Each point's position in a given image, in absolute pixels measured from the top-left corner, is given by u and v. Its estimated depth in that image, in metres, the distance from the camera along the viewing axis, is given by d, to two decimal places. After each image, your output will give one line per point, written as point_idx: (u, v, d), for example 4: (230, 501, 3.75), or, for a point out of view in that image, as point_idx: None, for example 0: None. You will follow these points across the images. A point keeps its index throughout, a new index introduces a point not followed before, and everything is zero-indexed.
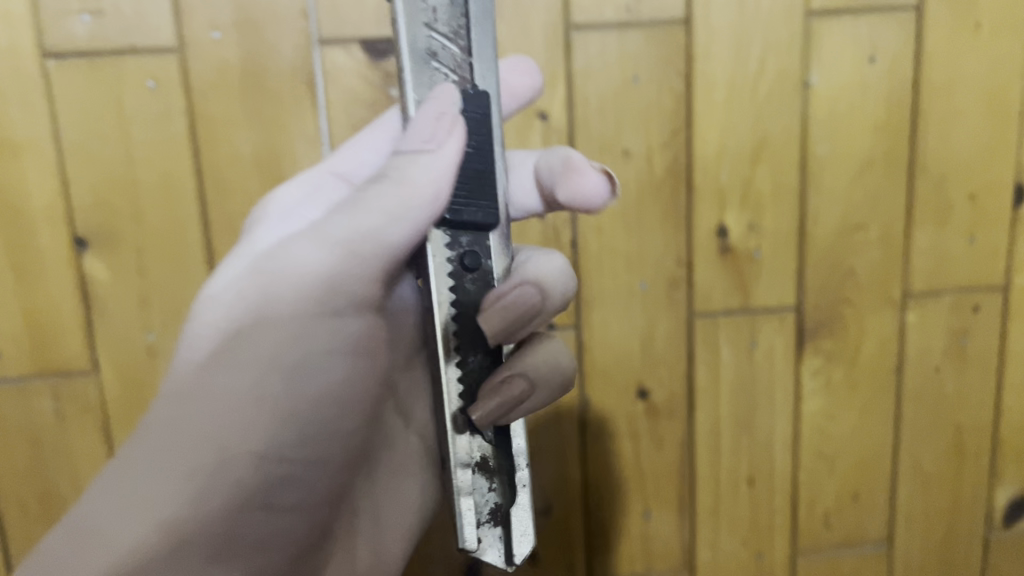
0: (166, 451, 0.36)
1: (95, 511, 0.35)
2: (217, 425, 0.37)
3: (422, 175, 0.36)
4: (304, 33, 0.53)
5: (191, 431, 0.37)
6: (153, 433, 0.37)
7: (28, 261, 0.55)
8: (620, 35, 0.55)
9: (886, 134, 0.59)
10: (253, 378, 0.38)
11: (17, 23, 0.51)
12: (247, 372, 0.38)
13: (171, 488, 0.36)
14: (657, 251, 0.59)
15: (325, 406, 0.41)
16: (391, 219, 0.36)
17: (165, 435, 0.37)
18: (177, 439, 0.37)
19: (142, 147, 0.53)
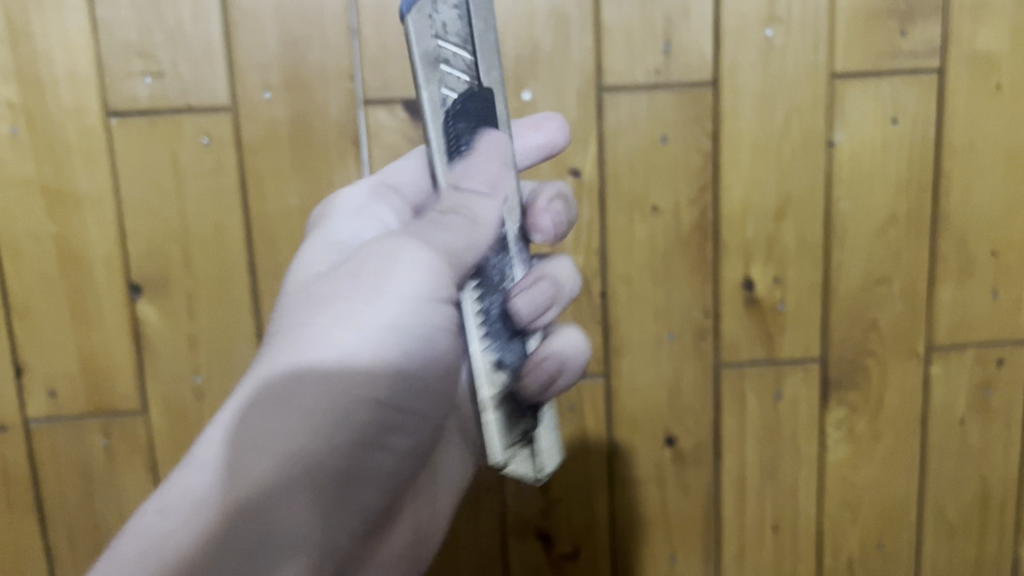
0: (275, 411, 0.35)
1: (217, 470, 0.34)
2: (325, 384, 0.36)
3: (481, 211, 0.40)
4: (350, 93, 0.56)
5: (322, 381, 0.36)
6: (277, 393, 0.36)
7: (85, 305, 0.58)
8: (650, 96, 0.58)
9: (909, 191, 0.61)
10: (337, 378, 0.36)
11: (84, 83, 0.55)
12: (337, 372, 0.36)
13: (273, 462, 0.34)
14: (685, 302, 0.61)
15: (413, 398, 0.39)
16: (466, 245, 0.39)
17: (267, 401, 0.36)
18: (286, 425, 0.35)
19: (195, 200, 0.57)
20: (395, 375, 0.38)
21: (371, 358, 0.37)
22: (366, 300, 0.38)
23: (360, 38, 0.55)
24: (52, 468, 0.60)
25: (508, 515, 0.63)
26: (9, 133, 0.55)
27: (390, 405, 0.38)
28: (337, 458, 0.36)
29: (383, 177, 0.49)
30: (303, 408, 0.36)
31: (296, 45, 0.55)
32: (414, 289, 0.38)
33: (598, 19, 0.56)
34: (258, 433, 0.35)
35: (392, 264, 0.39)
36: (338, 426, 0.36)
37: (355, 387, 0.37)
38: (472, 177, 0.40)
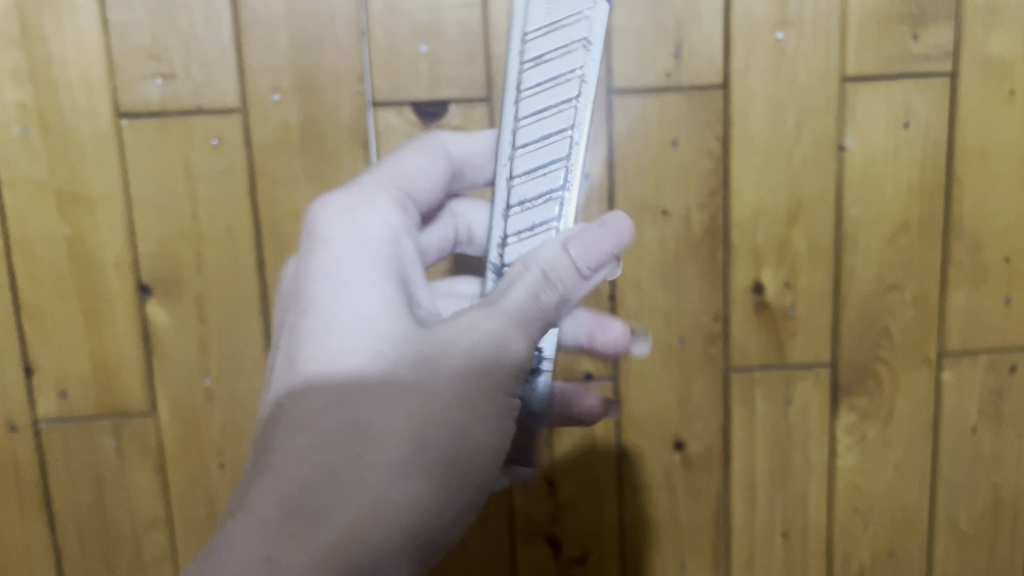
0: (393, 479, 0.33)
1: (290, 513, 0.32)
2: (442, 459, 0.34)
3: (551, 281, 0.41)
4: (360, 96, 0.56)
5: (439, 453, 0.34)
6: (393, 458, 0.34)
7: (96, 306, 0.58)
8: (660, 99, 0.57)
9: (920, 196, 0.60)
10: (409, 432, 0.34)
11: (96, 85, 0.55)
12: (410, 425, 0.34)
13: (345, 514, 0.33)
14: (695, 307, 0.61)
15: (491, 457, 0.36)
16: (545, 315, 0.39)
17: (387, 463, 0.33)
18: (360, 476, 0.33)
19: (205, 201, 0.57)
20: (498, 453, 0.37)
21: (482, 435, 0.36)
22: (479, 377, 0.36)
23: (370, 41, 0.55)
24: (62, 469, 0.60)
25: (516, 517, 0.63)
26: (21, 134, 0.55)
27: (489, 480, 0.36)
28: (442, 532, 0.35)
29: (400, 183, 0.45)
30: (422, 481, 0.34)
31: (306, 47, 0.55)
32: (525, 372, 0.37)
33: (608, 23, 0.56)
34: (374, 499, 0.33)
35: (504, 348, 0.36)
36: (450, 502, 0.35)
37: (467, 468, 0.35)
38: (583, 253, 0.41)
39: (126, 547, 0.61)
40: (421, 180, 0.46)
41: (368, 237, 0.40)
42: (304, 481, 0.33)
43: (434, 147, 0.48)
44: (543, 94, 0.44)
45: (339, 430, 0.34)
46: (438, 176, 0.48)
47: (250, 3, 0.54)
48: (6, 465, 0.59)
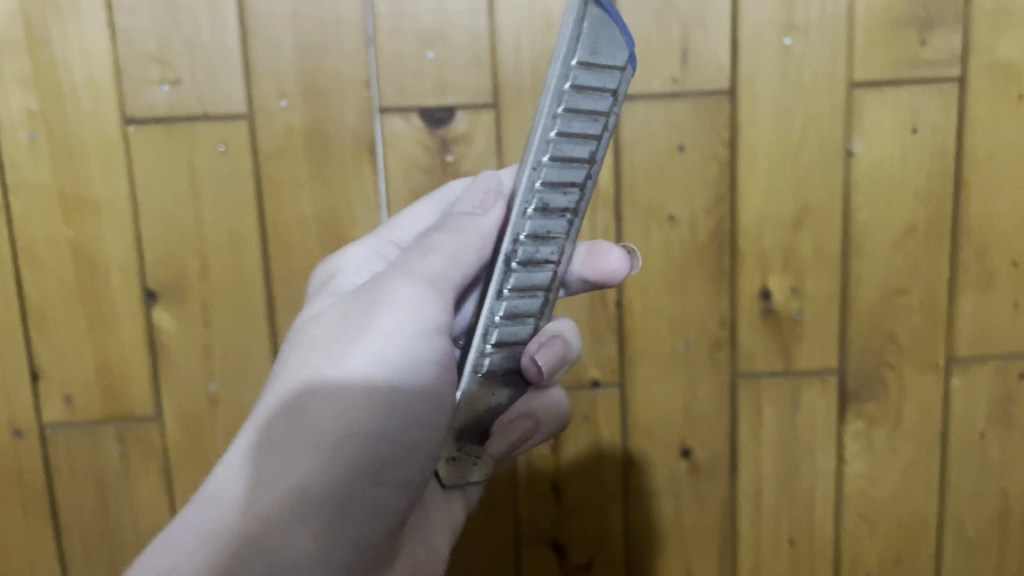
0: (276, 445, 0.35)
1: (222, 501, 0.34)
2: (322, 419, 0.35)
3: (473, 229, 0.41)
4: (366, 101, 0.56)
5: (316, 411, 0.35)
6: (278, 429, 0.35)
7: (101, 312, 0.58)
8: (667, 105, 0.57)
9: (928, 202, 0.60)
10: (317, 402, 0.35)
11: (102, 91, 0.55)
12: (317, 395, 0.35)
13: (261, 489, 0.34)
14: (702, 313, 0.60)
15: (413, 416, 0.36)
16: (453, 262, 0.39)
17: (271, 433, 0.35)
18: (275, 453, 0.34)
19: (211, 207, 0.57)
20: (390, 403, 0.36)
21: (370, 386, 0.35)
22: (356, 331, 0.36)
23: (376, 47, 0.55)
24: (67, 474, 0.60)
25: (521, 522, 0.63)
26: (28, 139, 0.55)
27: (390, 431, 0.36)
28: (339, 488, 0.34)
29: (386, 234, 0.47)
30: (301, 440, 0.34)
31: (312, 53, 0.55)
32: (405, 317, 0.36)
33: None
34: (262, 468, 0.34)
35: (379, 301, 0.37)
36: (337, 455, 0.35)
37: (353, 420, 0.35)
38: (470, 203, 0.42)
39: (131, 553, 0.61)
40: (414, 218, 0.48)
41: (335, 278, 0.45)
42: (220, 473, 0.35)
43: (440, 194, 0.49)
44: (575, 143, 0.39)
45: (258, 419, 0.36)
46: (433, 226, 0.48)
47: (256, 9, 0.54)
48: (11, 470, 0.59)
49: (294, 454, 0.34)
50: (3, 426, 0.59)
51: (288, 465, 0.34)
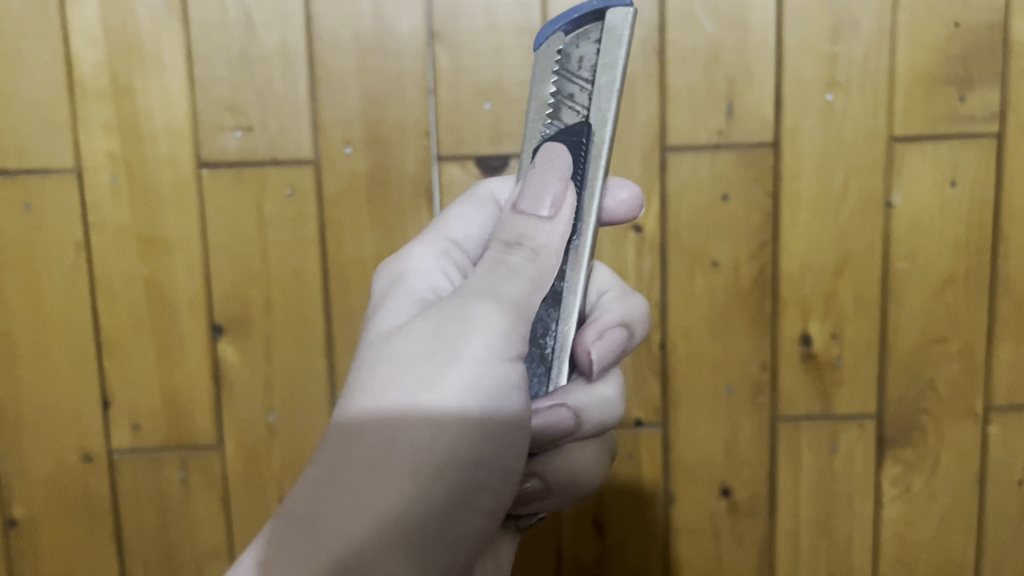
0: (365, 470, 0.32)
1: (307, 506, 0.32)
2: (419, 452, 0.32)
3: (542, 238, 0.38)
4: (425, 149, 0.59)
5: (416, 444, 0.32)
6: (369, 449, 0.32)
7: (170, 344, 0.61)
8: (712, 156, 0.60)
9: (967, 252, 0.62)
10: (413, 427, 0.32)
11: (179, 136, 0.58)
12: (412, 420, 0.32)
13: (354, 516, 0.31)
14: (743, 356, 0.62)
15: (489, 448, 0.33)
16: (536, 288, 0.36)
17: (360, 462, 0.32)
18: (372, 476, 0.32)
19: (276, 246, 0.60)
20: (484, 433, 0.33)
21: (464, 412, 0.33)
22: (448, 354, 0.33)
23: (436, 98, 0.58)
24: (132, 497, 0.63)
25: (563, 557, 0.65)
26: (109, 180, 0.59)
27: (486, 463, 0.33)
28: (432, 522, 0.32)
29: (448, 235, 0.46)
30: (396, 467, 0.32)
31: (377, 103, 0.58)
32: (496, 339, 0.34)
33: (663, 83, 0.59)
34: (359, 491, 0.31)
35: (467, 321, 0.34)
36: (434, 485, 0.32)
37: (441, 467, 0.32)
38: (536, 200, 0.38)
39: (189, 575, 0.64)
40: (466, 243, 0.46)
41: (405, 278, 0.43)
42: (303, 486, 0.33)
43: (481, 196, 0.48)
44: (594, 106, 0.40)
45: (346, 438, 0.33)
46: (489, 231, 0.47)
47: (325, 61, 0.58)
48: (79, 491, 0.62)
49: (389, 478, 0.32)
50: (73, 450, 0.62)
51: (388, 491, 0.31)
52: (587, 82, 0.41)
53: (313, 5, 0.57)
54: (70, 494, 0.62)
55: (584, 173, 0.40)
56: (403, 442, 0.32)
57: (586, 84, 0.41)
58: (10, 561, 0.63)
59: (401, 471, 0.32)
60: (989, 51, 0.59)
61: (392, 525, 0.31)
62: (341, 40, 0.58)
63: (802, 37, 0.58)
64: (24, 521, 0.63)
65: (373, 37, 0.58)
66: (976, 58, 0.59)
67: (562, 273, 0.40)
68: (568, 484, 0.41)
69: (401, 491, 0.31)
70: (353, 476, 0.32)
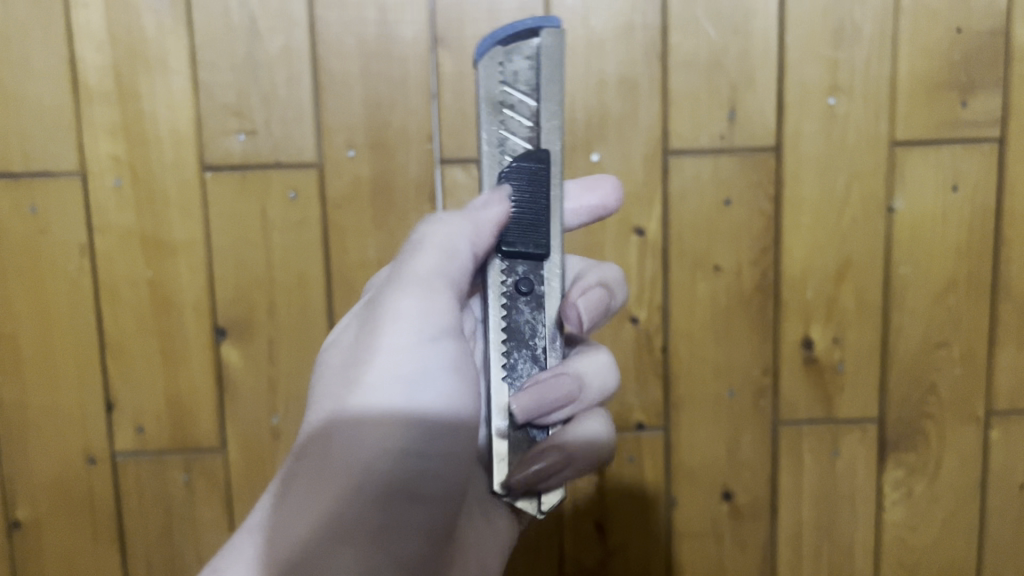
0: (306, 470, 0.36)
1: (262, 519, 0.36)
2: (348, 445, 0.36)
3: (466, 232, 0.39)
4: (428, 153, 0.59)
5: (344, 442, 0.36)
6: (308, 454, 0.36)
7: (174, 346, 0.61)
8: (714, 160, 0.60)
9: (968, 257, 0.62)
10: (342, 425, 0.36)
11: (183, 139, 0.59)
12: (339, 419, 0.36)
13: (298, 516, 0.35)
14: (745, 360, 0.62)
15: (420, 431, 0.37)
16: (447, 256, 0.39)
17: (302, 463, 0.36)
18: (311, 478, 0.35)
19: (280, 250, 0.60)
20: (410, 418, 0.36)
21: (388, 403, 0.36)
22: (365, 348, 0.37)
23: (439, 102, 0.58)
24: (135, 500, 0.63)
25: (566, 562, 0.65)
26: (114, 184, 0.59)
27: (416, 447, 0.37)
28: (371, 508, 0.35)
29: None
30: (332, 461, 0.35)
31: (380, 107, 0.59)
32: (411, 327, 0.37)
33: (665, 88, 0.59)
34: (300, 495, 0.35)
35: (382, 314, 0.37)
36: (370, 469, 0.35)
37: (371, 457, 0.36)
38: (454, 197, 0.39)
39: None
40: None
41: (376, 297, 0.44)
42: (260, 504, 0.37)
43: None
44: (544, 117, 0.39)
45: (288, 451, 0.37)
46: None
47: (329, 65, 0.58)
48: (83, 494, 0.62)
49: (323, 477, 0.35)
50: (78, 453, 0.62)
51: (326, 488, 0.35)
52: (529, 94, 0.39)
53: (317, 10, 0.57)
54: (74, 496, 0.62)
55: (548, 182, 0.40)
56: (336, 441, 0.36)
57: (528, 96, 0.39)
58: (13, 564, 0.63)
59: (333, 466, 0.35)
60: (991, 57, 0.59)
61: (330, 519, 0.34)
62: (345, 44, 0.58)
63: (804, 41, 0.58)
64: (28, 524, 0.63)
65: (377, 42, 0.58)
66: (977, 63, 0.59)
67: (541, 275, 0.40)
68: (583, 451, 0.41)
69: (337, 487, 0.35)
70: (294, 482, 0.36)
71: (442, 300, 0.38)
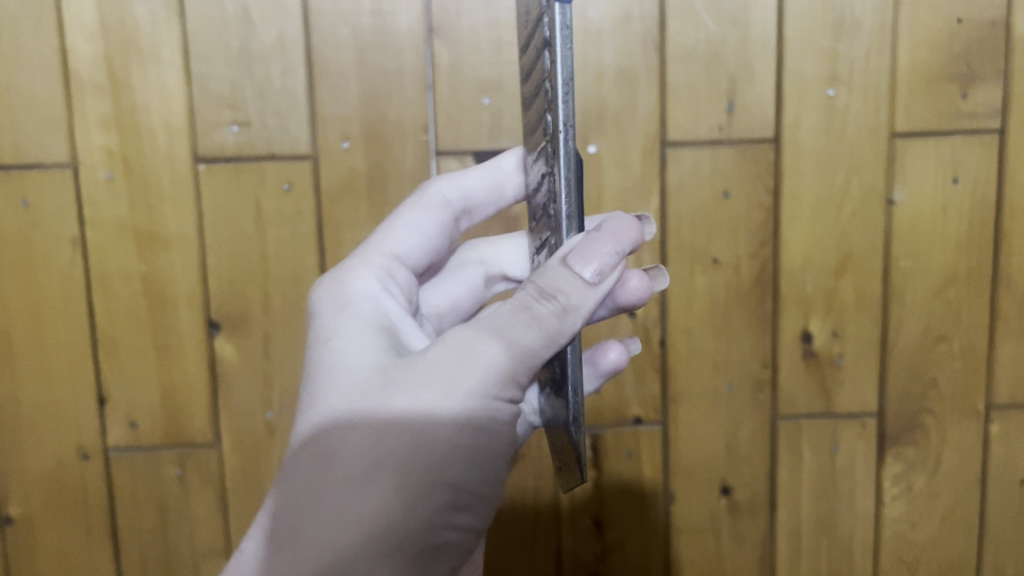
0: (351, 488, 0.33)
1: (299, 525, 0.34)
2: (404, 473, 0.34)
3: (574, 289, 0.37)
4: (424, 145, 0.58)
5: (400, 467, 0.34)
6: (355, 468, 0.34)
7: (167, 340, 0.60)
8: (713, 152, 0.59)
9: (968, 250, 0.61)
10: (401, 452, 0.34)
11: (176, 131, 0.58)
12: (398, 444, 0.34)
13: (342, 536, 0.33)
14: (744, 354, 0.62)
15: (477, 471, 0.35)
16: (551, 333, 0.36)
17: (344, 475, 0.34)
18: (359, 497, 0.33)
19: (274, 242, 0.59)
20: (471, 458, 0.35)
21: (454, 442, 0.34)
22: (445, 385, 0.35)
23: (435, 94, 0.58)
24: (129, 495, 0.62)
25: (563, 558, 0.64)
26: (106, 176, 0.58)
27: (470, 488, 0.35)
28: (417, 541, 0.33)
29: (391, 250, 0.46)
30: (383, 489, 0.33)
31: (375, 98, 0.58)
32: (493, 378, 0.35)
33: (663, 79, 0.58)
34: (345, 510, 0.33)
35: (468, 356, 0.35)
36: (416, 507, 0.33)
37: (428, 495, 0.34)
38: (584, 260, 0.37)
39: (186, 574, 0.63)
40: (406, 256, 0.47)
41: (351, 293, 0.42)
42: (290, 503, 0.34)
43: (431, 199, 0.49)
44: None
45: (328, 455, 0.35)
46: (439, 232, 0.49)
47: (323, 56, 0.57)
48: (76, 489, 0.62)
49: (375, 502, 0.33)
50: (70, 448, 0.61)
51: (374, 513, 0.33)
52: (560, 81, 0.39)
53: (311, 0, 0.57)
54: (67, 492, 0.62)
55: None
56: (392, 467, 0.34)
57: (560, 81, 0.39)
58: (6, 561, 0.63)
59: (386, 494, 0.33)
60: (992, 48, 0.59)
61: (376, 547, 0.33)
62: (340, 35, 0.57)
63: (803, 32, 0.58)
64: (20, 520, 0.62)
65: (372, 33, 0.57)
66: (978, 54, 0.59)
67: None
68: None
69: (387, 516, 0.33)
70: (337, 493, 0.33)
71: (539, 356, 0.36)
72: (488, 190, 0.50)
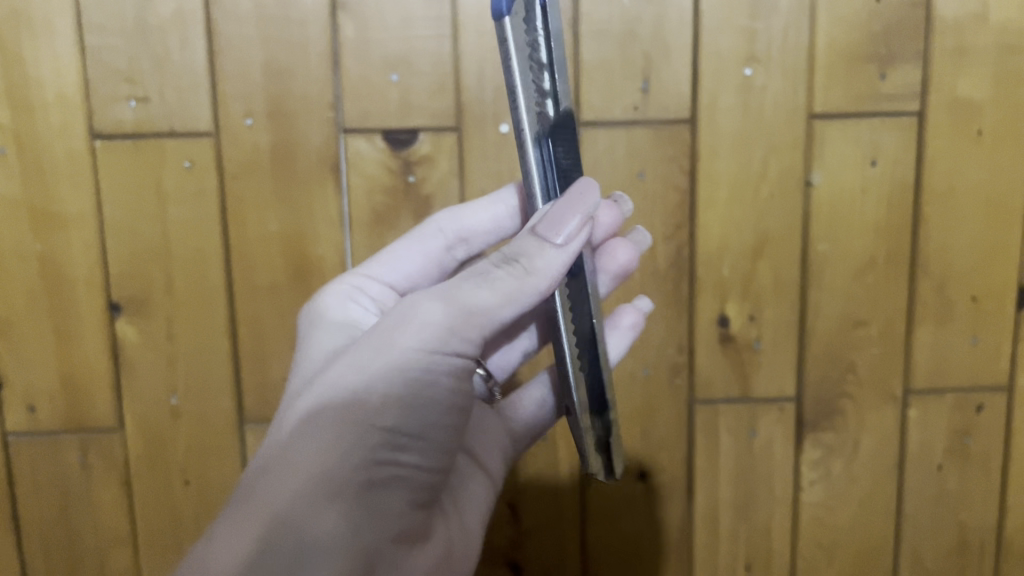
0: (292, 444, 0.37)
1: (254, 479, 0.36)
2: (340, 420, 0.37)
3: (540, 258, 0.40)
4: (331, 122, 0.57)
5: (334, 415, 0.37)
6: (296, 428, 0.37)
7: (66, 322, 0.59)
8: (628, 132, 0.58)
9: (888, 233, 0.60)
10: (338, 403, 0.37)
11: (71, 106, 0.56)
12: (335, 399, 0.37)
13: (285, 485, 0.35)
14: (660, 338, 0.61)
15: (416, 412, 0.37)
16: (506, 296, 0.39)
17: (290, 434, 0.37)
18: (299, 448, 0.36)
19: (176, 222, 0.58)
20: (408, 401, 0.37)
21: (388, 388, 0.37)
22: (385, 345, 0.38)
23: (342, 70, 0.56)
24: (29, 480, 0.60)
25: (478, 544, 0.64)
26: None
27: (409, 429, 0.37)
28: (355, 473, 0.36)
29: (365, 271, 0.52)
30: (326, 431, 0.36)
31: (279, 73, 0.56)
32: (432, 333, 0.38)
33: (577, 56, 0.57)
34: (285, 461, 0.36)
35: (410, 317, 0.39)
36: (354, 446, 0.36)
37: (367, 432, 0.36)
38: (552, 225, 0.40)
39: (90, 561, 0.62)
40: (387, 278, 0.52)
41: (331, 310, 0.49)
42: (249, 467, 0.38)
43: (425, 231, 0.53)
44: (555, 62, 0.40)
45: (279, 426, 0.38)
46: (425, 263, 0.53)
47: (224, 28, 0.55)
48: None
49: (310, 448, 0.36)
50: None
51: (312, 458, 0.36)
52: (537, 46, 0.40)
53: None
54: None
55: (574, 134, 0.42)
56: (329, 418, 0.37)
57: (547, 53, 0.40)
58: None
59: (323, 438, 0.36)
60: (911, 28, 0.58)
61: (313, 479, 0.35)
62: (242, 7, 0.55)
63: (720, 10, 0.56)
64: None
65: (274, 5, 0.55)
66: (898, 34, 0.58)
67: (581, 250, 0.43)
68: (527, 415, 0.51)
69: (322, 456, 0.36)
70: (285, 450, 0.37)
71: (490, 311, 0.39)
72: (487, 222, 0.53)
